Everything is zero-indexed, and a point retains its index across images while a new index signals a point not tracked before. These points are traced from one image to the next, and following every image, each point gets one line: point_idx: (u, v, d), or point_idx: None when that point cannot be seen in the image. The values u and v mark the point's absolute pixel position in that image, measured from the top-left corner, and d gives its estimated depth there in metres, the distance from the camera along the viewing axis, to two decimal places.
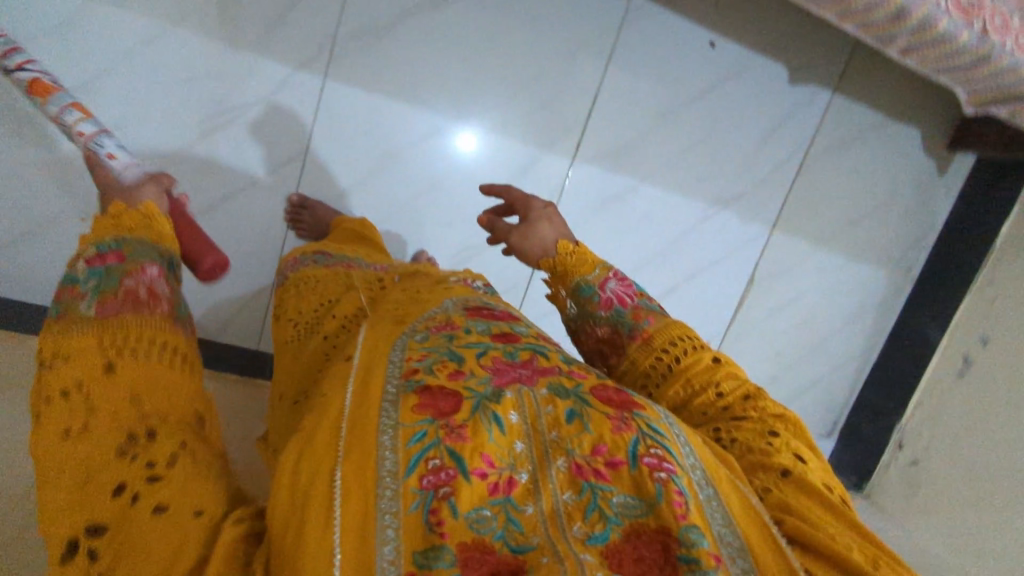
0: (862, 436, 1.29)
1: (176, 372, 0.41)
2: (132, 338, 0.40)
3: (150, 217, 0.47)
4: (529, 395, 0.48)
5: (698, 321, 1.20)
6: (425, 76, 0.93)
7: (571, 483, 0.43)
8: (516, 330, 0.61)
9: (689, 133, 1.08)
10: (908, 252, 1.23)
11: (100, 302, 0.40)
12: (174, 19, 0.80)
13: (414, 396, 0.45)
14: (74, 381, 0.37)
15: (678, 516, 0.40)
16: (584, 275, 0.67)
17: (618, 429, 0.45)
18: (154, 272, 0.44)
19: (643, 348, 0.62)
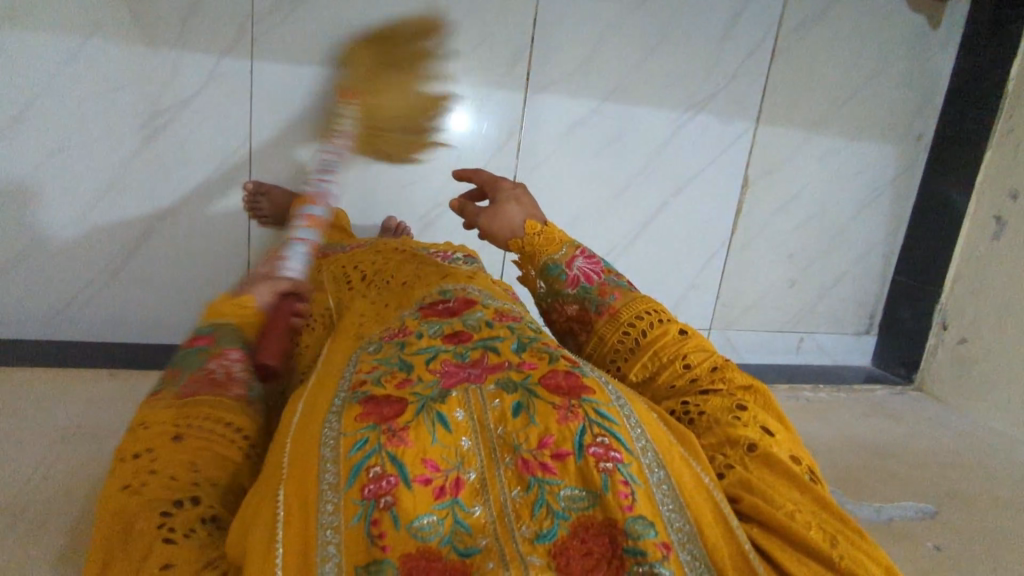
0: (902, 324, 1.21)
1: (226, 446, 0.46)
2: (192, 420, 0.46)
3: (244, 307, 0.61)
4: (477, 392, 0.45)
5: (699, 238, 1.11)
6: (349, 36, 0.90)
7: (518, 479, 0.41)
8: (469, 322, 0.56)
9: (644, 36, 1.00)
10: (914, 120, 1.15)
11: (188, 381, 0.49)
12: (90, 31, 0.82)
13: (357, 406, 0.44)
14: (150, 446, 0.43)
15: (625, 506, 0.39)
16: (550, 255, 0.64)
17: (563, 419, 0.42)
18: (234, 355, 0.54)
19: (611, 324, 0.60)
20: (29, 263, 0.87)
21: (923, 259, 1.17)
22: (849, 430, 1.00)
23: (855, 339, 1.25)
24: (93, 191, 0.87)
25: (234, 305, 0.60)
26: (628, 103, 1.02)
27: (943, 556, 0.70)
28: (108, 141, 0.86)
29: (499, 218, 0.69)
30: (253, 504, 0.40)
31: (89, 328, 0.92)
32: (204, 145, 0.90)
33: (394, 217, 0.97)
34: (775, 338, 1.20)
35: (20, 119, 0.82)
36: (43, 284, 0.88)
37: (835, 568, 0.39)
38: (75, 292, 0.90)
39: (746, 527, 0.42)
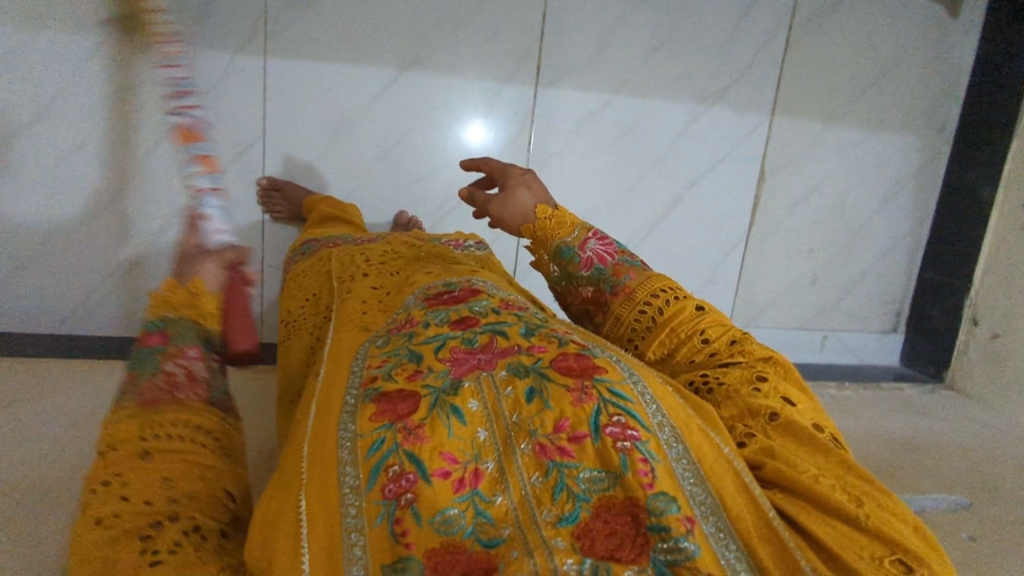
0: (930, 320, 1.17)
1: (206, 457, 0.40)
2: (157, 430, 0.39)
3: (196, 294, 0.46)
4: (489, 380, 0.43)
5: (715, 233, 1.10)
6: (361, 32, 0.92)
7: (537, 464, 0.38)
8: (477, 308, 0.54)
9: (653, 28, 0.99)
10: (935, 111, 1.12)
11: (141, 388, 0.41)
12: (108, 30, 0.84)
13: (371, 405, 0.42)
14: (118, 470, 0.37)
15: (645, 484, 0.36)
16: (563, 238, 0.59)
17: (578, 401, 0.40)
18: (194, 353, 0.44)
19: (628, 303, 0.55)
20: (48, 261, 0.87)
21: (950, 253, 1.14)
22: (877, 427, 0.96)
23: (881, 337, 1.21)
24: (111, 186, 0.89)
25: (184, 292, 0.46)
26: (639, 95, 1.01)
27: (978, 546, 0.67)
28: (124, 138, 0.86)
29: (514, 204, 0.62)
30: (268, 506, 0.38)
31: (108, 325, 0.92)
32: (217, 141, 0.91)
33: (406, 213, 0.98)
34: (798, 336, 1.17)
35: (39, 117, 0.83)
36: (61, 280, 0.90)
37: (864, 529, 0.35)
38: (93, 289, 0.90)
39: (769, 493, 0.38)
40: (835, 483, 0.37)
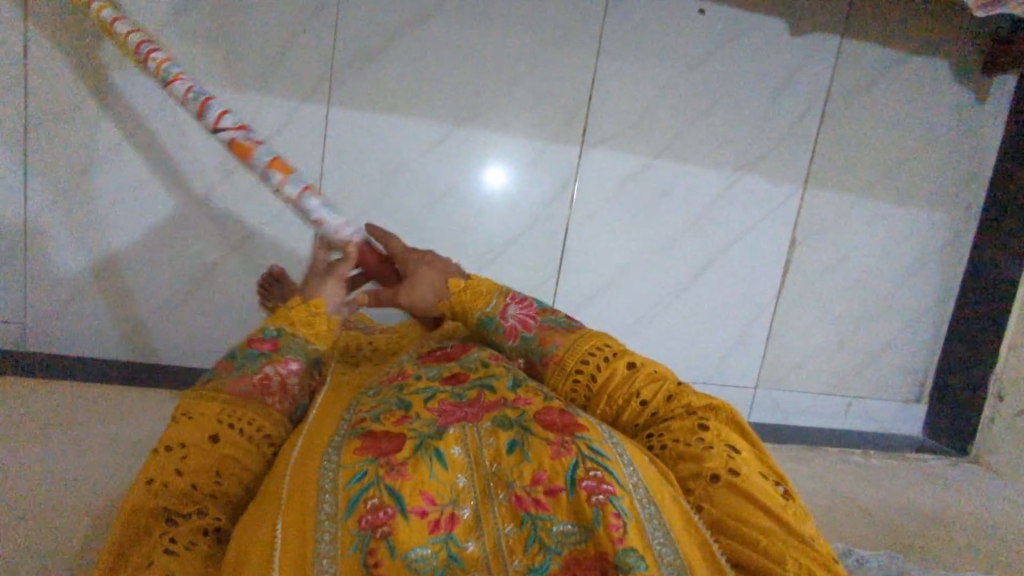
0: (954, 393, 1.18)
1: (250, 451, 0.52)
2: (232, 422, 0.52)
3: (312, 311, 0.61)
4: (473, 430, 0.50)
5: (745, 296, 1.12)
6: (419, 90, 0.97)
7: (512, 516, 0.45)
8: (468, 364, 0.60)
9: (694, 99, 1.04)
10: (962, 190, 1.16)
11: (235, 380, 0.55)
12: (188, 75, 0.90)
13: (357, 441, 0.49)
14: (184, 442, 0.50)
15: (616, 538, 0.41)
16: (482, 309, 0.64)
17: (555, 455, 0.46)
18: (294, 365, 0.57)
19: (561, 371, 0.58)
20: (102, 285, 0.94)
21: (974, 327, 1.16)
22: (905, 500, 0.97)
23: (905, 408, 1.22)
24: (174, 218, 0.94)
25: (302, 306, 0.61)
26: (677, 160, 1.06)
27: None
28: (186, 175, 0.93)
29: (411, 290, 0.66)
30: (256, 519, 0.46)
31: (149, 350, 0.97)
32: None
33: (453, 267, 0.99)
34: (821, 402, 1.18)
35: (113, 151, 0.91)
36: (127, 303, 0.95)
37: None
38: (146, 314, 0.96)
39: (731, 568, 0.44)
40: (768, 543, 0.43)
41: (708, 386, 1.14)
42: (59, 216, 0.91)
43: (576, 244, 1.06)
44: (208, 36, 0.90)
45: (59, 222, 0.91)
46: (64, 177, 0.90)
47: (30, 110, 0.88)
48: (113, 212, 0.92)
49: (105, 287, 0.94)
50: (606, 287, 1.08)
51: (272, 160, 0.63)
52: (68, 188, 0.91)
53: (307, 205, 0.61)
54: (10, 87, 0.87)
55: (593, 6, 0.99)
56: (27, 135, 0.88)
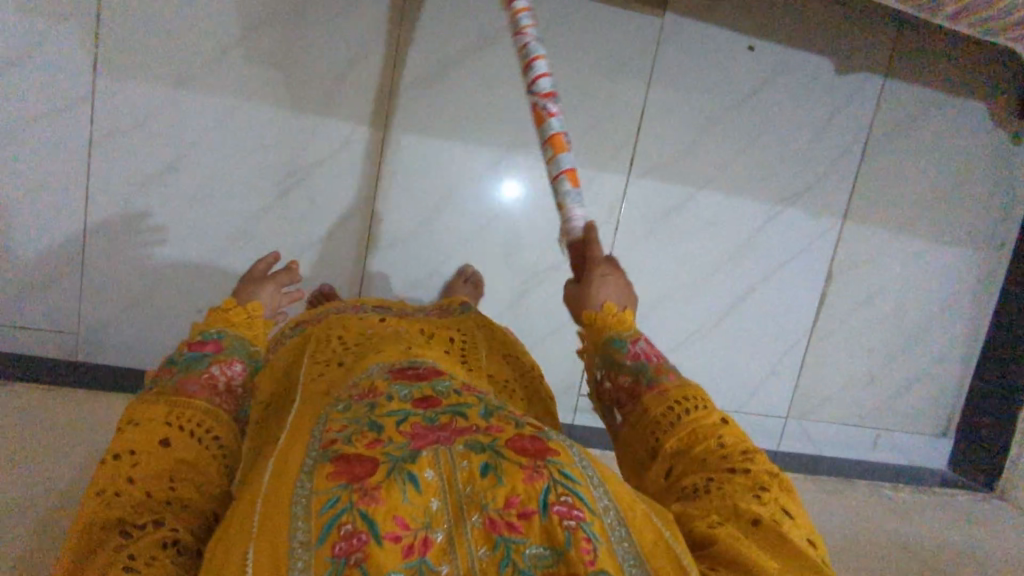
0: (980, 428, 1.20)
1: (199, 451, 0.48)
2: (180, 421, 0.48)
3: (251, 314, 0.60)
4: (446, 451, 0.44)
5: (780, 327, 1.14)
6: (472, 116, 0.99)
7: (485, 538, 0.40)
8: (440, 389, 0.54)
9: (740, 133, 1.06)
10: (994, 229, 1.18)
11: (183, 381, 0.51)
12: (249, 95, 0.92)
13: (328, 465, 0.42)
14: (134, 449, 0.45)
15: (587, 561, 0.38)
16: (617, 331, 0.61)
17: (530, 478, 0.42)
18: (239, 367, 0.54)
19: (659, 398, 0.56)
20: (156, 300, 0.95)
21: (1002, 365, 1.18)
22: (934, 535, 0.99)
23: (930, 441, 1.24)
24: (228, 236, 0.95)
25: (243, 312, 0.60)
26: (720, 192, 1.08)
27: None
28: (244, 193, 0.95)
29: (584, 298, 0.64)
30: (219, 552, 0.39)
31: None
32: (328, 201, 0.97)
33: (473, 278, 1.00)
34: (850, 433, 1.20)
35: (173, 167, 0.92)
36: (177, 317, 0.96)
37: None
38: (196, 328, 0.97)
39: None
40: None
41: (742, 414, 1.16)
42: (117, 230, 0.92)
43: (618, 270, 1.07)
44: (270, 58, 0.92)
45: (116, 236, 0.92)
46: (125, 190, 0.92)
47: (97, 126, 0.89)
48: (169, 227, 0.93)
49: (157, 301, 0.95)
50: (646, 314, 1.10)
51: (560, 138, 0.67)
52: (127, 204, 0.92)
53: (562, 189, 0.66)
54: (77, 103, 0.88)
55: (645, 40, 1.00)
56: (92, 150, 0.90)
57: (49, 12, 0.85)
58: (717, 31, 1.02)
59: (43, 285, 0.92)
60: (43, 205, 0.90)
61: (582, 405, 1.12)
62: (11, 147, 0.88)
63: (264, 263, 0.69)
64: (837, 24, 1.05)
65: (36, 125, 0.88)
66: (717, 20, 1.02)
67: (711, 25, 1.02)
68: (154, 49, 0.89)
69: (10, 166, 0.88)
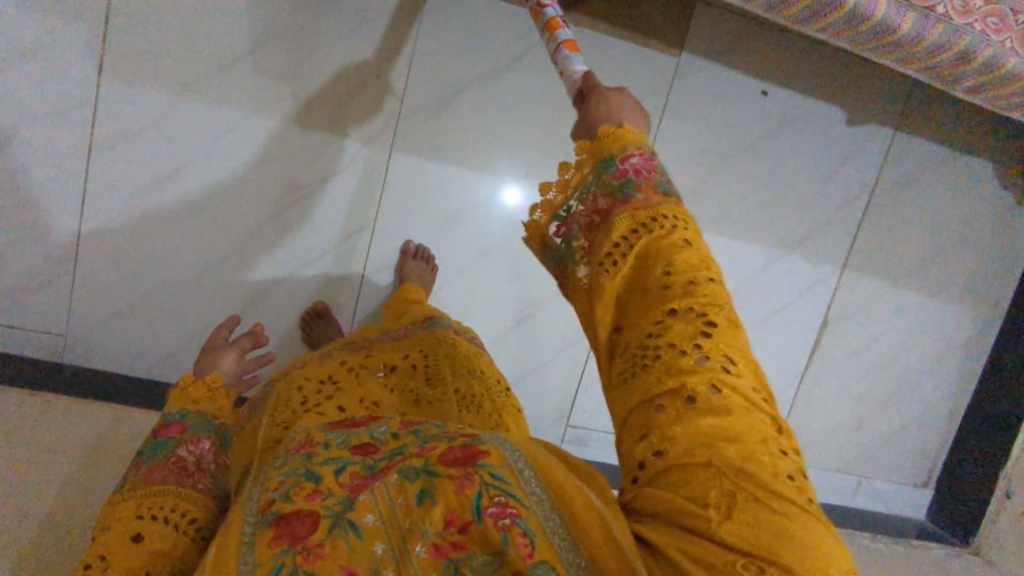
0: (960, 482, 1.21)
1: (173, 537, 0.51)
2: (153, 511, 0.51)
3: (211, 386, 0.65)
4: (380, 485, 0.40)
5: (772, 371, 1.14)
6: (481, 143, 0.98)
7: (432, 564, 0.37)
8: (378, 433, 0.45)
9: (747, 176, 1.06)
10: (991, 287, 1.19)
11: (150, 471, 0.54)
12: (255, 107, 0.91)
13: (268, 532, 0.38)
14: (106, 552, 0.48)
15: (525, 556, 0.35)
16: (600, 154, 0.44)
17: (460, 487, 0.38)
18: (206, 443, 0.58)
19: (623, 224, 0.41)
20: (147, 308, 0.93)
21: (987, 421, 1.18)
22: None
23: (910, 490, 1.25)
24: (225, 247, 0.94)
25: (202, 386, 0.64)
26: (722, 234, 1.07)
27: None
28: (245, 206, 0.93)
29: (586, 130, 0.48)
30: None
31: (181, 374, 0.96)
32: (330, 219, 0.96)
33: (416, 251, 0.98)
34: (832, 479, 1.20)
35: (174, 175, 0.91)
36: (167, 327, 0.94)
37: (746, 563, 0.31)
38: (185, 339, 0.95)
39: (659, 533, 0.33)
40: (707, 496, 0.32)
41: None
42: (113, 236, 0.91)
43: None
44: (279, 72, 0.90)
45: (110, 242, 0.91)
46: (122, 196, 0.90)
47: (98, 130, 0.88)
48: (164, 236, 0.92)
49: (147, 309, 0.93)
50: None
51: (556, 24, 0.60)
52: (124, 211, 0.91)
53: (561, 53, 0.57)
54: (79, 105, 0.87)
55: (660, 77, 1.00)
56: (91, 154, 0.88)
57: (57, 13, 0.84)
58: (733, 73, 1.02)
59: (33, 287, 0.90)
60: (39, 207, 0.89)
61: (569, 436, 1.12)
62: (9, 146, 0.86)
63: (223, 329, 0.77)
64: (853, 75, 1.05)
65: (36, 126, 0.86)
66: (733, 62, 1.01)
67: (727, 67, 1.01)
68: (161, 56, 0.87)
69: (7, 166, 0.86)
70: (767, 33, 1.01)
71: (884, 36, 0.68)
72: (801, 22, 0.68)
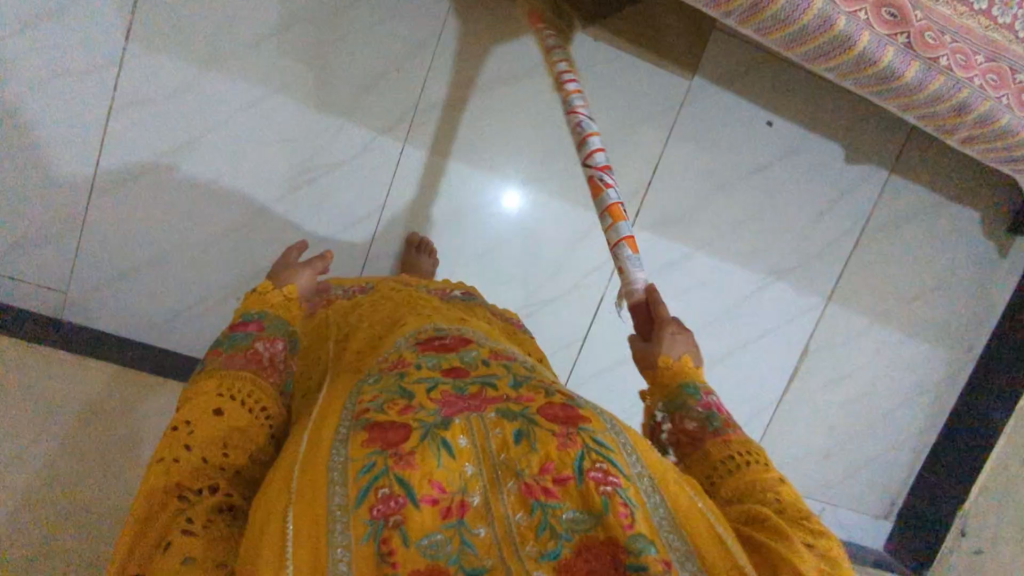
0: (920, 516, 1.24)
1: (247, 418, 0.49)
2: (232, 392, 0.50)
3: (288, 298, 0.62)
4: (479, 418, 0.45)
5: (751, 393, 1.17)
6: (493, 144, 1.00)
7: (522, 504, 0.40)
8: (468, 359, 0.53)
9: (745, 202, 1.09)
10: (967, 331, 1.23)
11: (231, 357, 0.52)
12: (275, 88, 0.93)
13: (363, 432, 0.43)
14: (189, 420, 0.47)
15: (625, 525, 0.39)
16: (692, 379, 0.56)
17: (563, 445, 0.42)
18: (280, 345, 0.56)
19: (721, 445, 0.50)
20: (147, 272, 0.94)
21: (950, 460, 1.23)
22: None
23: (873, 521, 1.28)
24: (231, 220, 0.95)
25: (280, 297, 0.61)
26: (716, 256, 1.10)
27: None
28: (256, 182, 0.95)
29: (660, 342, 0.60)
30: (261, 505, 0.40)
31: (172, 340, 0.97)
32: (338, 202, 0.98)
33: (422, 242, 0.99)
34: None
35: (188, 145, 0.92)
36: (165, 292, 0.95)
37: None
38: (180, 306, 0.96)
39: None
40: None
41: None
42: (123, 198, 0.92)
43: (606, 315, 1.10)
44: (303, 55, 0.92)
45: (118, 203, 0.92)
46: (135, 160, 0.91)
47: (118, 93, 0.89)
48: (172, 203, 0.93)
49: (146, 274, 0.95)
50: (625, 359, 1.12)
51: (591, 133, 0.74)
52: (135, 175, 0.92)
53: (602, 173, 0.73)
54: (101, 66, 0.88)
55: (671, 98, 1.03)
56: (110, 116, 0.90)
57: None
58: (740, 101, 1.05)
59: (37, 240, 0.91)
60: (53, 160, 0.90)
61: None
62: (31, 97, 0.87)
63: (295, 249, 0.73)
64: (855, 116, 1.09)
65: (59, 80, 0.87)
66: (742, 91, 1.05)
67: (735, 95, 1.05)
68: (188, 27, 0.89)
69: (22, 119, 0.87)
70: (777, 67, 1.05)
71: (890, 82, 0.71)
72: (811, 59, 0.70)
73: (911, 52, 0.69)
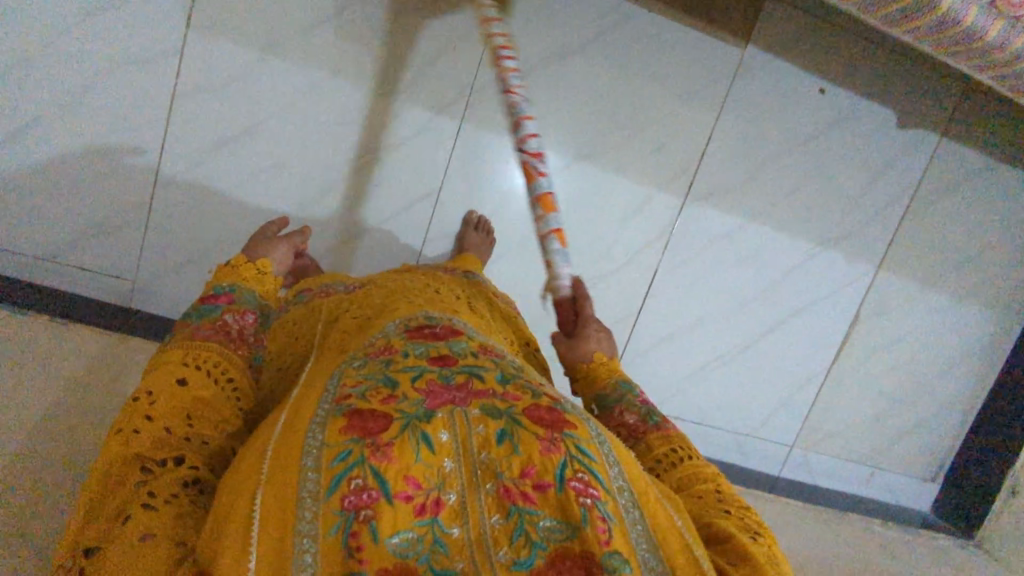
0: (966, 478, 1.26)
1: (210, 388, 0.50)
2: (194, 363, 0.50)
3: (262, 272, 0.67)
4: (462, 413, 0.45)
5: (800, 361, 1.18)
6: (546, 121, 1.00)
7: (499, 506, 0.41)
8: (456, 349, 0.54)
9: (796, 171, 1.09)
10: (1015, 294, 1.23)
11: (198, 327, 0.54)
12: (332, 70, 0.93)
13: (342, 420, 0.43)
14: (152, 391, 0.47)
15: (603, 541, 0.39)
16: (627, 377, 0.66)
17: (546, 450, 0.43)
18: (249, 318, 0.59)
19: (659, 440, 0.57)
20: (211, 258, 0.95)
21: (998, 421, 1.24)
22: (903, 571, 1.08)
23: (919, 484, 1.29)
24: (291, 205, 0.96)
25: (252, 269, 0.66)
26: (767, 225, 1.10)
27: None
28: (315, 167, 0.95)
29: (577, 350, 0.69)
30: (228, 491, 0.41)
31: None
32: (395, 184, 0.98)
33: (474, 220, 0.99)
34: (849, 468, 1.25)
35: (249, 132, 0.93)
36: None
37: None
38: None
39: None
40: None
41: (752, 438, 1.19)
42: (188, 186, 0.93)
43: (660, 289, 1.09)
44: (360, 37, 0.92)
45: (182, 190, 0.93)
46: (198, 148, 0.92)
47: (181, 81, 0.89)
48: (235, 189, 0.94)
49: (210, 260, 0.95)
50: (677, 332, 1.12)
51: (547, 199, 0.67)
52: (197, 162, 0.92)
53: (550, 245, 0.66)
54: (164, 55, 0.88)
55: (725, 69, 1.02)
56: (173, 104, 0.90)
57: None
58: (794, 70, 1.05)
59: (107, 230, 0.92)
60: (120, 150, 0.90)
61: None
62: (98, 90, 0.88)
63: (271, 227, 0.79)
64: (905, 81, 1.09)
65: (126, 69, 0.88)
66: (795, 59, 1.04)
67: (788, 63, 1.04)
68: (247, 13, 0.89)
69: (91, 111, 0.88)
70: (830, 34, 1.04)
71: (972, 40, 0.70)
72: (889, 20, 0.70)
73: (995, 9, 0.68)
